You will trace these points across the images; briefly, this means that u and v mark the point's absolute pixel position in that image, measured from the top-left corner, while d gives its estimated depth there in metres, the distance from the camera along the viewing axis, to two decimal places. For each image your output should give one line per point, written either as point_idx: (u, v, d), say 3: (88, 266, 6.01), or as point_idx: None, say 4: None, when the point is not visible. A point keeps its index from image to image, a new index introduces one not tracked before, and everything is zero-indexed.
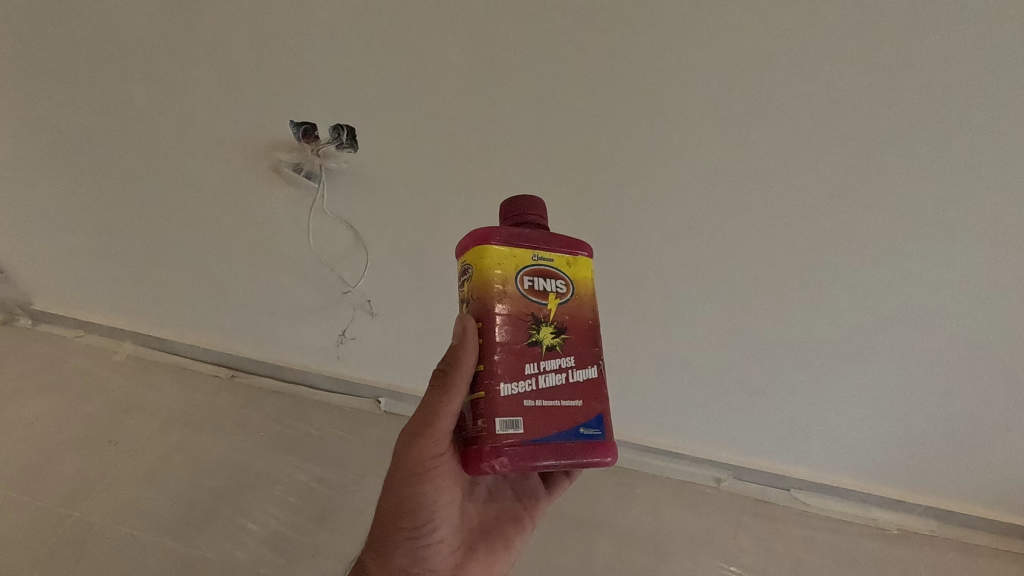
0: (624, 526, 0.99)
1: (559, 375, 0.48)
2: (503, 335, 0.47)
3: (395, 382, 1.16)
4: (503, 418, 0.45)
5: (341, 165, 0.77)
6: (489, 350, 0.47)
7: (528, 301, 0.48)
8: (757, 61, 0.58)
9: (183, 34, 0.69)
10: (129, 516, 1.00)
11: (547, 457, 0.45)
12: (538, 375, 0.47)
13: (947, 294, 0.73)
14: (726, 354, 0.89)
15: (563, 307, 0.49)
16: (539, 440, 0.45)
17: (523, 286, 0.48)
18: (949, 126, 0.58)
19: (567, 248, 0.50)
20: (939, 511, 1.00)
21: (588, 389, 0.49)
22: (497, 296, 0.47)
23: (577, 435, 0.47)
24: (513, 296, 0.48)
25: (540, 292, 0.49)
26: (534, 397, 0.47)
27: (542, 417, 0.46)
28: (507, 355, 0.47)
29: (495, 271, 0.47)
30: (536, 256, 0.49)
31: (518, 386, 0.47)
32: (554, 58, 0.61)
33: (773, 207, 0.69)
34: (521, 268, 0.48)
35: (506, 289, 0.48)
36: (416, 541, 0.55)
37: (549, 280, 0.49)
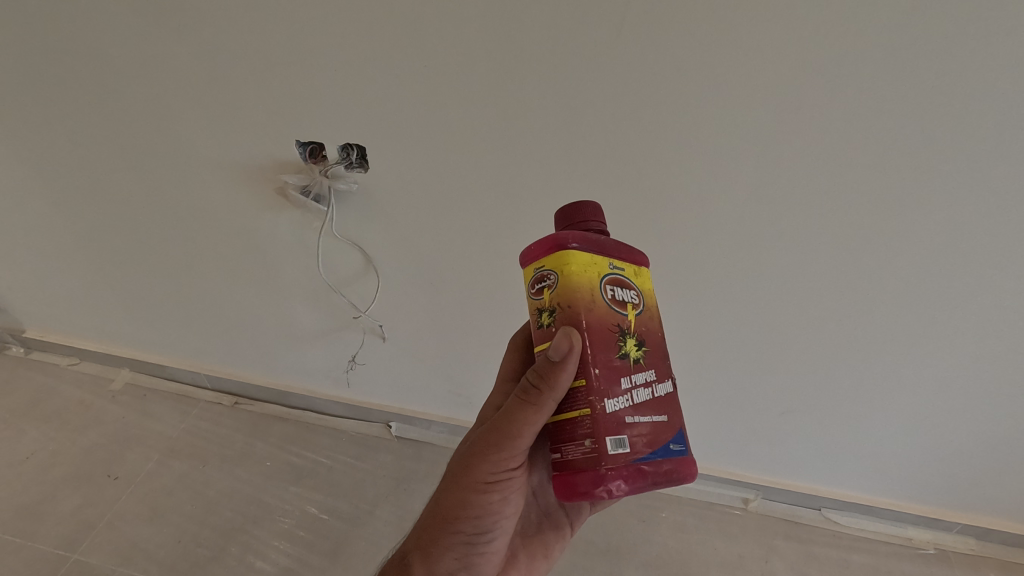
0: (652, 553, 0.97)
1: (648, 390, 0.43)
2: (596, 348, 0.42)
3: (406, 406, 1.12)
4: (611, 436, 0.41)
5: (351, 186, 0.74)
6: (588, 365, 0.41)
7: (614, 312, 0.43)
8: (790, 74, 0.55)
9: (182, 55, 0.66)
10: (132, 556, 0.95)
11: (653, 477, 0.41)
12: (632, 390, 0.42)
13: (990, 310, 0.69)
14: (754, 375, 0.86)
15: (641, 318, 0.44)
16: (644, 459, 0.41)
17: (608, 296, 0.43)
18: (997, 138, 0.55)
19: (633, 258, 0.46)
20: (978, 530, 0.96)
21: (672, 403, 0.44)
22: (588, 307, 0.42)
23: (674, 453, 0.43)
24: (602, 307, 0.42)
25: (620, 303, 0.43)
26: (634, 413, 0.42)
27: (643, 435, 0.42)
28: (602, 369, 0.42)
29: (581, 279, 0.42)
30: (612, 264, 0.44)
31: (619, 402, 0.42)
32: (577, 75, 0.58)
33: (809, 228, 0.66)
34: (602, 276, 0.43)
35: (595, 300, 0.42)
36: (470, 549, 0.52)
37: (627, 290, 0.44)
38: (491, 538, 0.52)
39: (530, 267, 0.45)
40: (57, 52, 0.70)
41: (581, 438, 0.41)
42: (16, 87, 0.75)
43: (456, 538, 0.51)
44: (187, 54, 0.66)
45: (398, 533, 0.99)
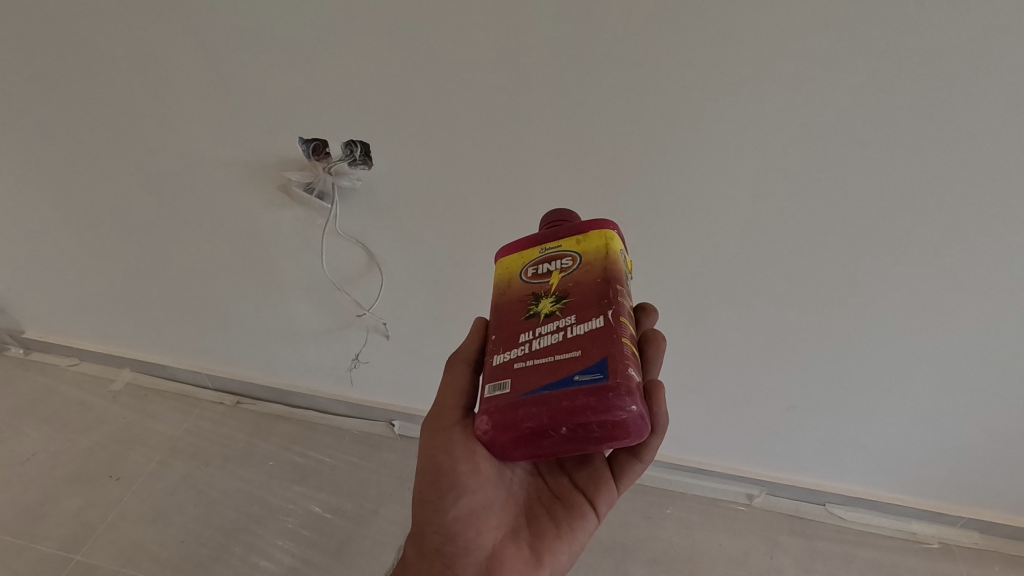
0: (657, 549, 0.97)
1: (554, 335, 0.44)
2: (502, 317, 0.47)
3: (409, 405, 1.12)
4: (492, 382, 0.44)
5: (354, 183, 0.73)
6: (488, 333, 0.48)
7: (528, 285, 0.47)
8: (798, 69, 0.54)
9: (184, 51, 0.65)
10: (135, 557, 0.95)
11: (532, 408, 0.41)
12: (532, 339, 0.44)
13: (998, 305, 0.69)
14: (760, 370, 0.86)
15: (565, 278, 0.46)
16: (527, 393, 0.42)
17: (525, 275, 0.48)
18: (1007, 133, 0.55)
19: (579, 229, 0.48)
20: (982, 523, 0.97)
21: (589, 338, 0.42)
22: (501, 291, 0.48)
23: (571, 383, 0.41)
24: (516, 286, 0.48)
25: (542, 274, 0.47)
26: (525, 358, 0.44)
27: (531, 373, 0.43)
28: (505, 330, 0.46)
29: (501, 273, 0.49)
30: (544, 248, 0.48)
31: (510, 352, 0.45)
32: (583, 71, 0.58)
33: (816, 223, 0.66)
34: (525, 261, 0.48)
35: (511, 283, 0.48)
36: (444, 515, 0.50)
37: (555, 260, 0.47)
38: (462, 503, 0.50)
39: None
40: (57, 50, 0.69)
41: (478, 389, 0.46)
42: (15, 85, 0.75)
43: (428, 506, 0.51)
44: (188, 51, 0.65)
45: (402, 532, 0.99)
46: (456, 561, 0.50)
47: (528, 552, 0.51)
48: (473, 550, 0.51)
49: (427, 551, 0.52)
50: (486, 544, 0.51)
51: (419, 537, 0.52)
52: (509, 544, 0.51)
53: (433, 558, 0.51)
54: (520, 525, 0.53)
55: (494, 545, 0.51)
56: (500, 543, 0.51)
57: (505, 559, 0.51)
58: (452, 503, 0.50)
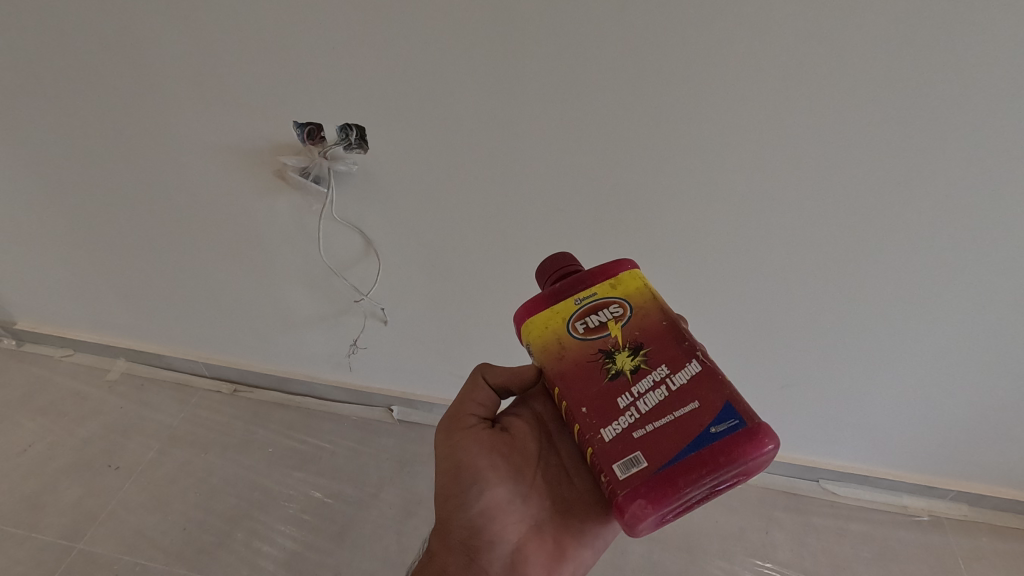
0: (655, 527, 0.99)
1: (657, 391, 0.43)
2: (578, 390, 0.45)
3: (408, 390, 1.12)
4: (619, 461, 0.42)
5: (349, 167, 0.73)
6: (575, 404, 0.45)
7: (590, 343, 0.46)
8: (796, 51, 0.54)
9: (175, 35, 0.64)
10: (137, 545, 0.95)
11: (688, 479, 0.39)
12: (635, 403, 0.43)
13: (989, 283, 0.70)
14: (757, 350, 0.87)
15: (626, 329, 0.46)
16: (669, 461, 0.40)
17: (578, 331, 0.47)
18: (998, 113, 0.55)
19: (607, 275, 0.49)
20: (971, 496, 0.99)
21: (695, 388, 0.43)
22: (556, 355, 0.47)
23: (708, 437, 0.40)
24: (572, 346, 0.46)
25: (599, 328, 0.46)
26: (642, 425, 0.42)
27: (660, 439, 0.41)
28: (593, 402, 0.44)
29: (546, 334, 0.47)
30: (578, 300, 0.48)
31: (620, 423, 0.43)
32: (582, 52, 0.57)
33: (810, 203, 0.66)
34: (568, 319, 0.47)
35: (565, 344, 0.47)
36: (468, 510, 0.52)
37: (602, 313, 0.47)
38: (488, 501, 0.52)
39: None
40: (43, 35, 0.67)
41: (598, 471, 0.43)
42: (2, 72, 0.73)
43: (452, 502, 0.53)
44: (179, 36, 0.64)
45: (403, 515, 1.00)
46: (480, 553, 0.52)
47: (551, 547, 0.52)
48: (499, 543, 0.52)
49: (451, 544, 0.53)
50: (512, 538, 0.52)
51: (443, 530, 0.54)
52: (531, 538, 0.52)
53: (459, 552, 0.53)
54: (544, 520, 0.53)
55: (517, 539, 0.52)
56: (523, 537, 0.52)
57: (528, 553, 0.52)
58: (476, 497, 0.52)
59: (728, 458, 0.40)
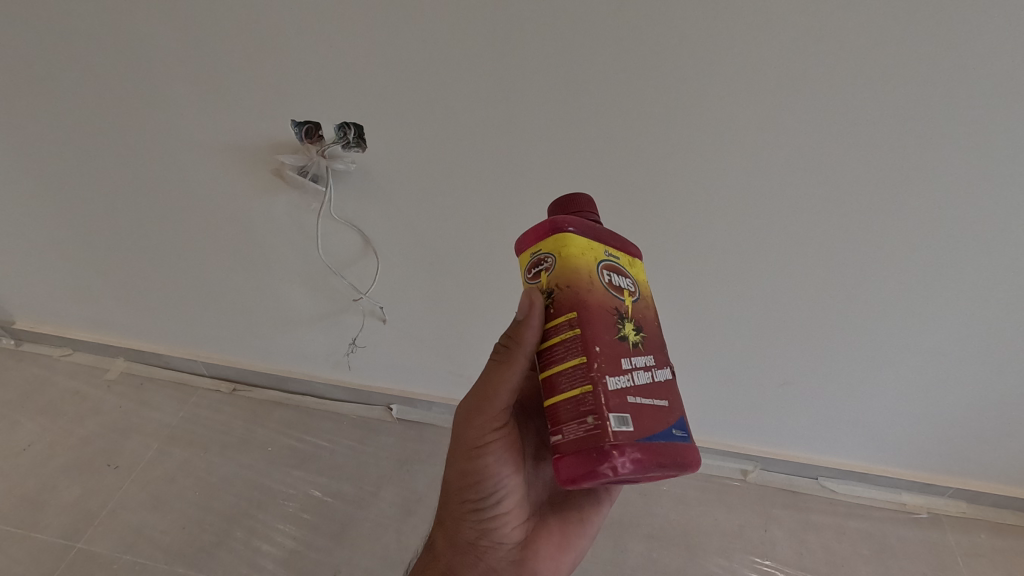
0: (654, 525, 0.99)
1: (650, 373, 0.41)
2: (592, 330, 0.40)
3: (408, 388, 1.13)
4: (615, 413, 0.38)
5: (348, 166, 0.72)
6: (590, 341, 0.40)
7: (609, 295, 0.41)
8: (793, 48, 0.54)
9: (172, 34, 0.64)
10: (137, 544, 0.95)
11: (659, 464, 0.38)
12: (633, 371, 0.40)
13: (987, 279, 0.70)
14: (756, 347, 0.87)
15: (638, 305, 0.43)
16: (649, 439, 0.38)
17: (604, 280, 0.42)
18: (995, 111, 0.55)
19: (626, 250, 0.45)
20: (969, 493, 0.99)
21: (674, 387, 0.42)
22: (581, 288, 0.41)
23: (678, 436, 0.40)
24: (597, 288, 0.41)
25: (618, 289, 0.42)
26: (636, 393, 0.40)
27: (645, 415, 0.39)
28: (600, 347, 0.40)
29: (577, 263, 0.41)
30: (608, 252, 0.43)
31: (621, 379, 0.39)
32: (579, 50, 0.57)
33: (809, 200, 0.66)
34: (598, 262, 0.42)
35: (591, 284, 0.41)
36: (480, 510, 0.51)
37: (623, 277, 0.43)
38: (500, 500, 0.51)
39: (531, 251, 0.44)
40: (40, 33, 0.67)
41: (582, 414, 0.39)
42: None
43: (462, 501, 0.51)
44: (176, 34, 0.64)
45: (403, 513, 1.00)
46: (490, 553, 0.51)
47: (556, 542, 0.53)
48: (507, 541, 0.52)
49: (458, 545, 0.52)
50: (518, 536, 0.52)
51: (450, 530, 0.53)
52: (538, 533, 0.53)
53: (467, 552, 0.52)
54: (545, 513, 0.54)
55: (524, 537, 0.53)
56: (530, 533, 0.53)
57: (536, 549, 0.52)
58: (487, 497, 0.51)
59: (685, 461, 0.40)
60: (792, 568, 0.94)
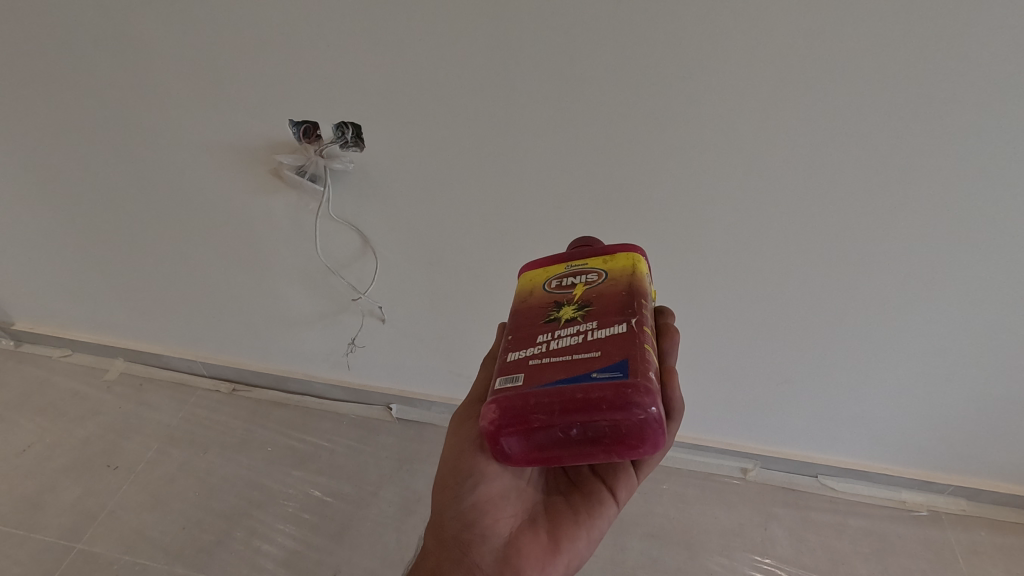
0: (654, 524, 0.99)
1: (574, 337, 0.44)
2: (521, 322, 0.48)
3: (407, 388, 1.13)
4: (504, 375, 0.44)
5: (346, 166, 0.72)
6: (507, 331, 0.48)
7: (551, 293, 0.48)
8: (792, 47, 0.54)
9: (170, 34, 0.64)
10: (137, 544, 0.95)
11: (542, 403, 0.41)
12: (550, 340, 0.45)
13: (987, 277, 0.70)
14: (755, 345, 0.87)
15: (590, 290, 0.47)
16: (536, 387, 0.42)
17: (549, 284, 0.49)
18: (995, 109, 0.55)
19: (606, 251, 0.49)
20: (968, 491, 0.99)
21: (610, 341, 0.43)
22: (522, 297, 0.50)
23: (586, 380, 0.41)
24: (538, 294, 0.49)
25: (565, 285, 0.48)
26: (540, 356, 0.44)
27: (545, 370, 0.43)
28: (522, 332, 0.47)
29: (526, 282, 0.51)
30: (569, 264, 0.50)
31: (526, 350, 0.45)
32: (578, 49, 0.57)
33: (808, 199, 0.66)
34: (550, 274, 0.50)
35: (532, 293, 0.49)
36: (462, 502, 0.52)
37: (579, 274, 0.48)
38: (481, 490, 0.52)
39: None
40: (38, 33, 0.67)
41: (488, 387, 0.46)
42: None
43: (447, 493, 0.52)
44: (174, 35, 0.64)
45: (403, 513, 1.00)
46: (473, 547, 0.51)
47: (545, 541, 0.52)
48: (491, 535, 0.52)
49: (444, 540, 0.53)
50: (504, 533, 0.52)
51: (437, 525, 0.53)
52: (525, 531, 0.52)
53: (452, 547, 0.52)
54: (538, 513, 0.54)
55: (511, 533, 0.52)
56: (517, 531, 0.52)
57: (522, 547, 0.51)
58: (468, 489, 0.51)
59: (590, 401, 0.40)
60: (792, 566, 0.94)
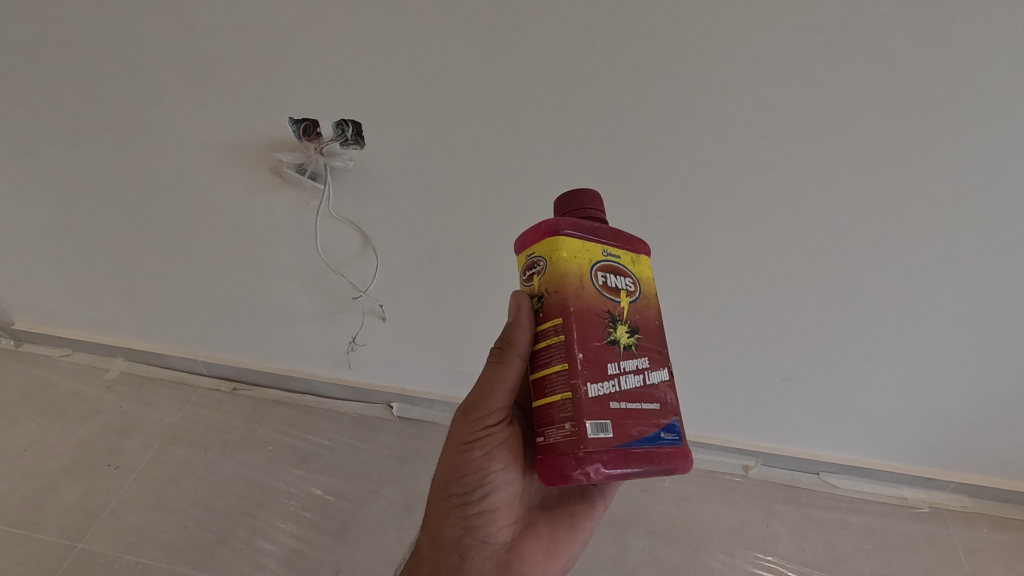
0: (656, 521, 0.98)
1: (638, 377, 0.43)
2: (582, 336, 0.42)
3: (408, 386, 1.13)
4: (592, 420, 0.40)
5: (346, 164, 0.72)
6: (574, 348, 0.42)
7: (605, 298, 0.43)
8: (794, 44, 0.54)
9: (168, 32, 0.64)
10: (138, 543, 0.95)
11: (637, 465, 0.41)
12: (619, 375, 0.42)
13: (990, 274, 0.70)
14: (757, 342, 0.87)
15: (634, 305, 0.45)
16: (629, 445, 0.41)
17: (598, 282, 0.43)
18: (998, 106, 0.55)
19: (629, 246, 0.46)
20: (970, 488, 0.99)
21: (664, 391, 0.44)
22: (574, 293, 0.42)
23: (662, 440, 0.42)
24: (591, 292, 0.43)
25: (612, 289, 0.44)
26: (619, 398, 0.42)
27: (628, 419, 0.41)
28: (589, 353, 0.42)
29: (570, 265, 0.43)
30: (605, 252, 0.45)
31: (604, 386, 0.41)
32: (578, 46, 0.57)
33: (810, 196, 0.66)
34: (594, 263, 0.44)
35: (584, 286, 0.43)
36: (467, 509, 0.51)
37: (619, 277, 0.45)
38: (488, 498, 0.51)
39: (526, 253, 0.45)
40: (36, 32, 0.67)
41: (562, 420, 0.41)
42: None
43: (452, 499, 0.51)
44: (173, 33, 0.63)
45: (404, 511, 1.00)
46: (475, 554, 0.51)
47: (544, 545, 0.53)
48: (493, 541, 0.52)
49: (443, 546, 0.51)
50: (505, 538, 0.52)
51: (435, 530, 0.52)
52: (526, 536, 0.53)
53: (452, 554, 0.51)
54: (535, 516, 0.54)
55: (512, 539, 0.52)
56: (518, 535, 0.53)
57: (523, 552, 0.52)
58: (477, 497, 0.51)
59: (667, 465, 0.42)
60: (794, 563, 0.94)
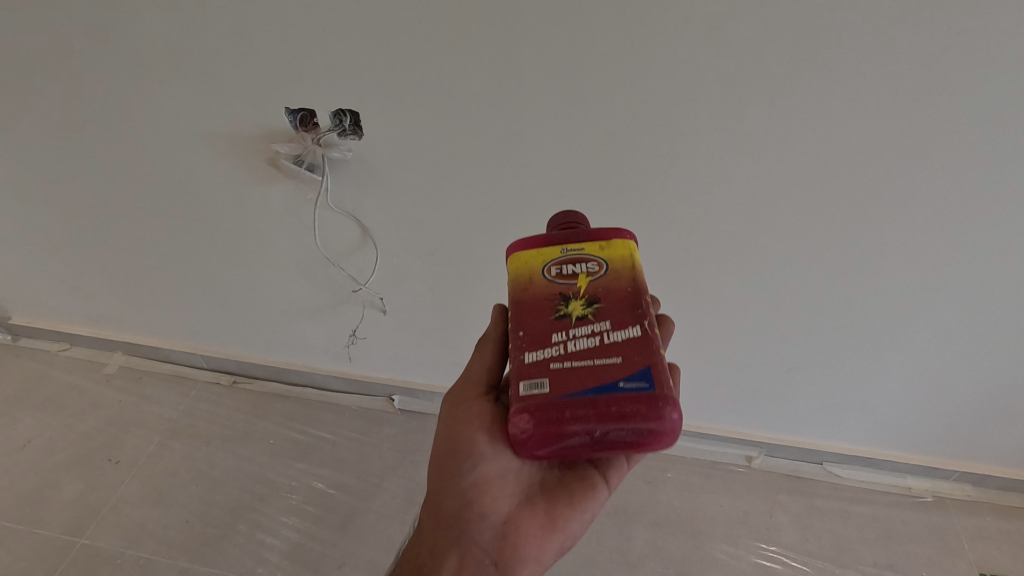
0: (659, 512, 0.98)
1: (591, 339, 0.44)
2: (528, 318, 0.46)
3: (409, 379, 1.12)
4: (526, 380, 0.43)
5: (345, 155, 0.70)
6: (514, 330, 0.46)
7: (555, 284, 0.46)
8: (804, 30, 0.52)
9: (159, 21, 0.62)
10: (141, 538, 0.95)
11: (578, 415, 0.41)
12: (566, 341, 0.44)
13: (1001, 264, 0.69)
14: (760, 334, 0.86)
15: (595, 283, 0.46)
16: (567, 398, 0.42)
17: (550, 273, 0.47)
18: (1013, 93, 0.53)
19: (600, 235, 0.48)
20: (975, 476, 0.99)
21: (629, 345, 0.43)
22: (522, 288, 0.47)
23: (617, 389, 0.41)
24: (539, 283, 0.47)
25: (567, 275, 0.47)
26: (562, 361, 0.43)
27: (573, 377, 0.43)
28: (531, 329, 0.45)
29: (521, 267, 0.47)
30: (564, 247, 0.48)
31: (544, 352, 0.44)
32: (580, 33, 0.55)
33: (817, 185, 0.65)
34: (547, 259, 0.47)
35: (532, 280, 0.47)
36: (460, 482, 0.52)
37: (579, 263, 0.47)
38: (478, 469, 0.52)
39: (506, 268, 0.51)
40: (24, 22, 0.65)
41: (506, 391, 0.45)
42: None
43: (444, 473, 0.53)
44: (164, 22, 0.62)
45: (406, 505, 0.99)
46: (474, 526, 0.52)
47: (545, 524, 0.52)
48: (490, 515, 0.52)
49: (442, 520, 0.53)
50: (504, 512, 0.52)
51: (432, 505, 0.54)
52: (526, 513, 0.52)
53: (450, 525, 0.52)
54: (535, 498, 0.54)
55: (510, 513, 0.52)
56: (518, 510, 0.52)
57: (521, 527, 0.51)
58: (467, 468, 0.52)
59: (624, 412, 0.41)
60: (798, 553, 0.94)
